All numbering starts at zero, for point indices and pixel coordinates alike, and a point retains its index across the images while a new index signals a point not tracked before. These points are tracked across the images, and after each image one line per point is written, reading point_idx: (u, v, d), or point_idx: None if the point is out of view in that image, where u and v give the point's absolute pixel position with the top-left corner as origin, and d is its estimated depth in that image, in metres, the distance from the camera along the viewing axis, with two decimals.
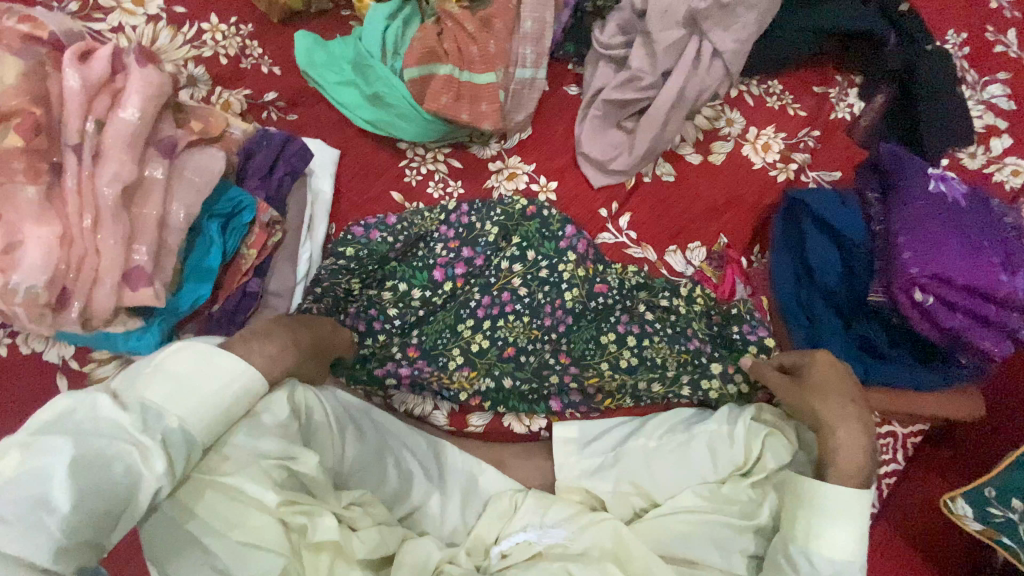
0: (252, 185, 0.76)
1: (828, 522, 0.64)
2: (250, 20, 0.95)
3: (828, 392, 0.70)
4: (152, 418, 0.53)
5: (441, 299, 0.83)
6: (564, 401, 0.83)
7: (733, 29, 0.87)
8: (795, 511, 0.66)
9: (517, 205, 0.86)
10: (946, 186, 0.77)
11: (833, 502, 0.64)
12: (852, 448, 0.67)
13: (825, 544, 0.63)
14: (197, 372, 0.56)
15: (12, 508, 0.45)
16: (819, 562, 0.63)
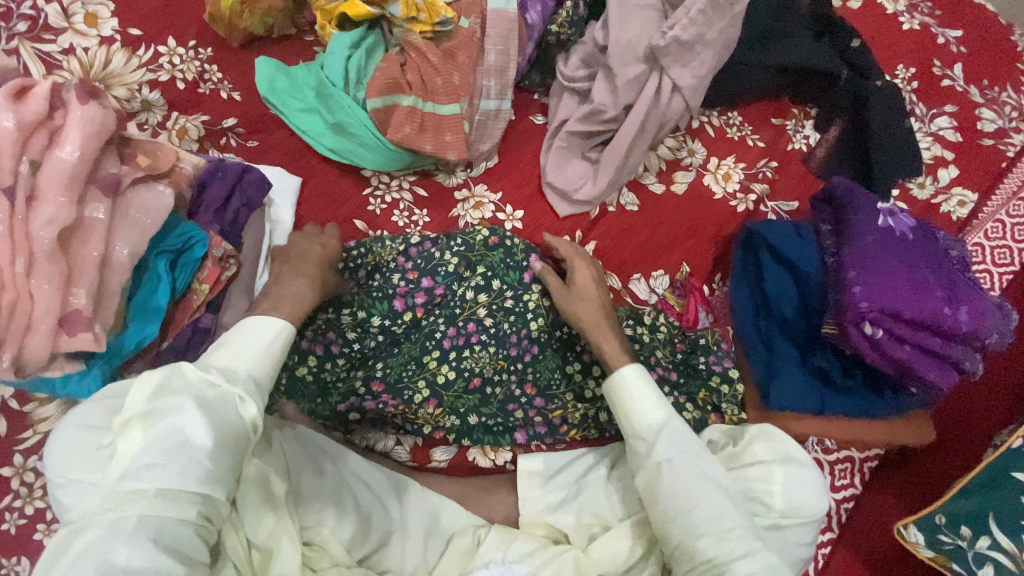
0: (206, 218, 0.73)
1: (627, 395, 0.68)
2: (209, 44, 0.93)
3: (584, 293, 0.79)
4: (234, 373, 0.54)
5: (403, 329, 0.80)
6: (529, 433, 0.83)
7: (692, 65, 0.89)
8: (618, 409, 0.69)
9: (479, 235, 0.84)
10: (893, 221, 0.80)
11: (633, 383, 0.69)
12: (608, 338, 0.75)
13: (640, 418, 0.67)
14: (250, 337, 0.57)
15: (159, 463, 0.47)
16: (642, 435, 0.66)
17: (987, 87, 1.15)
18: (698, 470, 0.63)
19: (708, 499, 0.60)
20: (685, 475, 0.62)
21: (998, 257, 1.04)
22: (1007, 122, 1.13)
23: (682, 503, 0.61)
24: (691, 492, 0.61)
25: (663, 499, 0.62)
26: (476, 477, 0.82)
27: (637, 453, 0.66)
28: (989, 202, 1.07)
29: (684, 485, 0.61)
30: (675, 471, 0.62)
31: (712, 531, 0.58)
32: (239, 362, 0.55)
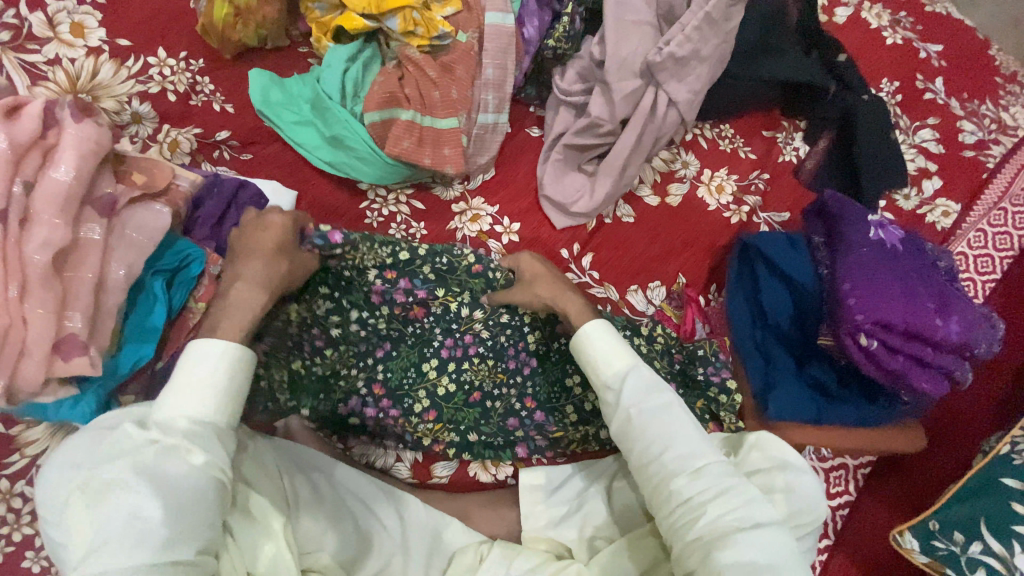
0: (201, 235, 0.72)
1: (594, 346, 0.66)
2: (201, 56, 0.92)
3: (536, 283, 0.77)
4: (179, 427, 0.52)
5: (384, 324, 0.78)
6: (530, 447, 0.83)
7: (687, 80, 0.90)
8: (583, 365, 0.67)
9: (465, 258, 0.81)
10: (884, 233, 0.82)
11: (595, 338, 0.66)
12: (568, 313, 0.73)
13: (604, 366, 0.65)
14: (192, 374, 0.54)
15: (115, 536, 0.46)
16: (611, 383, 0.64)
17: (967, 100, 1.19)
18: (671, 413, 0.61)
19: (681, 439, 0.59)
20: (656, 419, 0.60)
21: (980, 266, 1.07)
22: (987, 134, 1.16)
23: (656, 448, 0.59)
24: (663, 434, 0.60)
25: (636, 448, 0.61)
26: (478, 492, 0.82)
27: (607, 402, 0.64)
28: (972, 212, 1.10)
29: (656, 429, 0.60)
30: (645, 417, 0.61)
31: (686, 470, 0.58)
32: (183, 413, 0.53)
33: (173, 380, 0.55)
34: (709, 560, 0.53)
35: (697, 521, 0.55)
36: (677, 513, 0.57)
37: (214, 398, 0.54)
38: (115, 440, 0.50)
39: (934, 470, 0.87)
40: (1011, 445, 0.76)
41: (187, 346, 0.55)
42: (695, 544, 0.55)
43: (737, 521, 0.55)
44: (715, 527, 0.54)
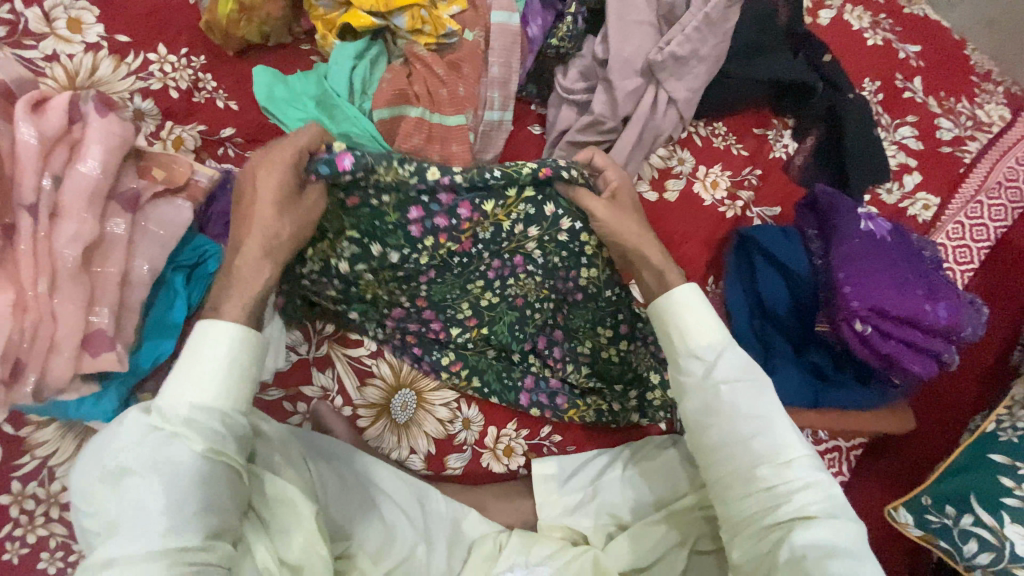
0: (216, 231, 0.73)
1: (682, 321, 0.67)
2: (202, 52, 0.91)
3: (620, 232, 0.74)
4: (180, 412, 0.51)
5: (424, 254, 0.75)
6: (532, 396, 0.84)
7: (686, 79, 0.94)
8: (667, 340, 0.68)
9: (526, 169, 0.72)
10: (873, 224, 0.86)
11: (686, 313, 0.66)
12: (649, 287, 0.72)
13: (697, 337, 0.66)
14: (195, 353, 0.52)
15: (126, 524, 0.48)
16: (698, 358, 0.65)
17: (944, 98, 1.25)
18: (760, 395, 0.63)
19: (771, 425, 0.61)
20: (745, 398, 0.62)
21: (958, 256, 1.13)
22: (962, 131, 1.23)
23: (745, 429, 0.61)
24: (754, 417, 0.61)
25: (717, 427, 0.62)
26: (491, 483, 0.83)
27: (691, 375, 0.65)
28: (950, 205, 1.16)
29: (740, 409, 0.62)
30: (734, 398, 0.62)
31: (773, 457, 0.60)
32: (185, 397, 0.52)
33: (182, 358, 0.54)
34: (785, 543, 0.56)
35: (782, 507, 0.58)
36: (760, 498, 0.59)
37: (217, 380, 0.53)
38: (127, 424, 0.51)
39: (918, 447, 0.94)
40: (996, 423, 0.82)
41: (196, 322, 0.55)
42: (772, 528, 0.58)
43: (817, 511, 0.57)
44: (798, 514, 0.57)
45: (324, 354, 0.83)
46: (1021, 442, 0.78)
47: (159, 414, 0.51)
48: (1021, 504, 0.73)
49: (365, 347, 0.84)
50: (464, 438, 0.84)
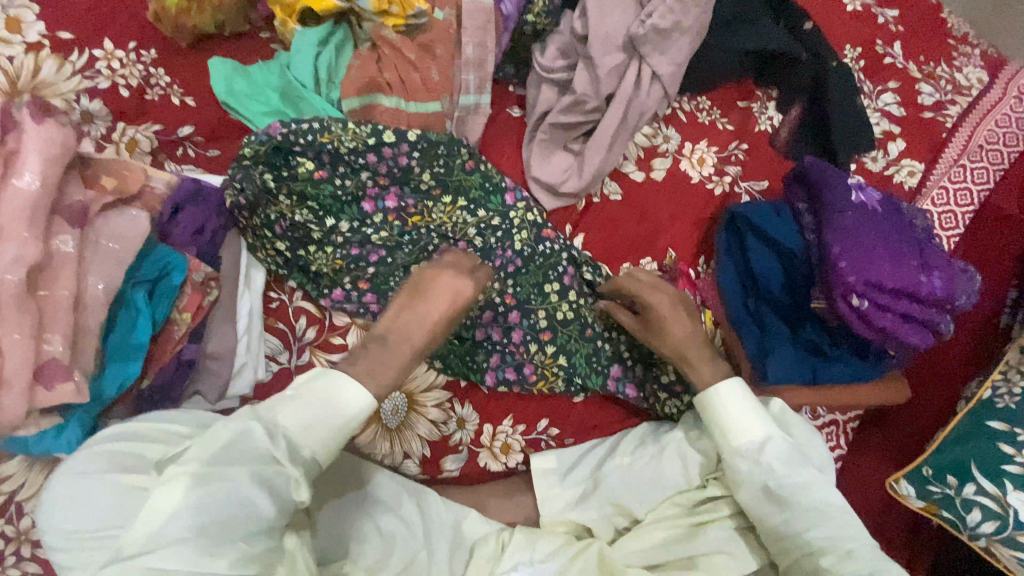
0: (180, 241, 0.70)
1: (728, 415, 0.70)
2: (152, 45, 0.84)
3: (667, 332, 0.76)
4: (300, 451, 0.55)
5: (373, 231, 0.80)
6: (498, 375, 0.83)
7: (670, 52, 0.90)
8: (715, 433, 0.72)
9: (460, 157, 0.83)
10: (863, 196, 0.85)
11: (726, 406, 0.71)
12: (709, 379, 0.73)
13: (737, 435, 0.70)
14: (325, 403, 0.56)
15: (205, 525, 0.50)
16: (746, 456, 0.69)
17: (923, 63, 1.25)
18: (807, 482, 0.67)
19: (814, 509, 0.65)
20: (789, 485, 0.67)
21: (944, 221, 1.13)
22: (943, 96, 1.23)
23: (793, 520, 0.66)
24: (801, 500, 0.66)
25: (776, 515, 0.67)
26: (488, 483, 0.81)
27: (740, 474, 0.69)
28: (935, 169, 1.16)
29: (787, 501, 0.66)
30: (783, 487, 0.67)
31: (820, 536, 0.64)
32: (304, 434, 0.55)
33: (304, 393, 0.56)
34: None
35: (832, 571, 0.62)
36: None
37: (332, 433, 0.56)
38: (237, 436, 0.53)
39: (906, 417, 0.96)
40: (992, 389, 0.81)
41: (325, 372, 0.57)
42: None
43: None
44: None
45: (306, 362, 0.78)
46: (1018, 408, 0.78)
47: (280, 436, 0.54)
48: (1022, 471, 0.74)
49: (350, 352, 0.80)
50: (459, 439, 0.81)
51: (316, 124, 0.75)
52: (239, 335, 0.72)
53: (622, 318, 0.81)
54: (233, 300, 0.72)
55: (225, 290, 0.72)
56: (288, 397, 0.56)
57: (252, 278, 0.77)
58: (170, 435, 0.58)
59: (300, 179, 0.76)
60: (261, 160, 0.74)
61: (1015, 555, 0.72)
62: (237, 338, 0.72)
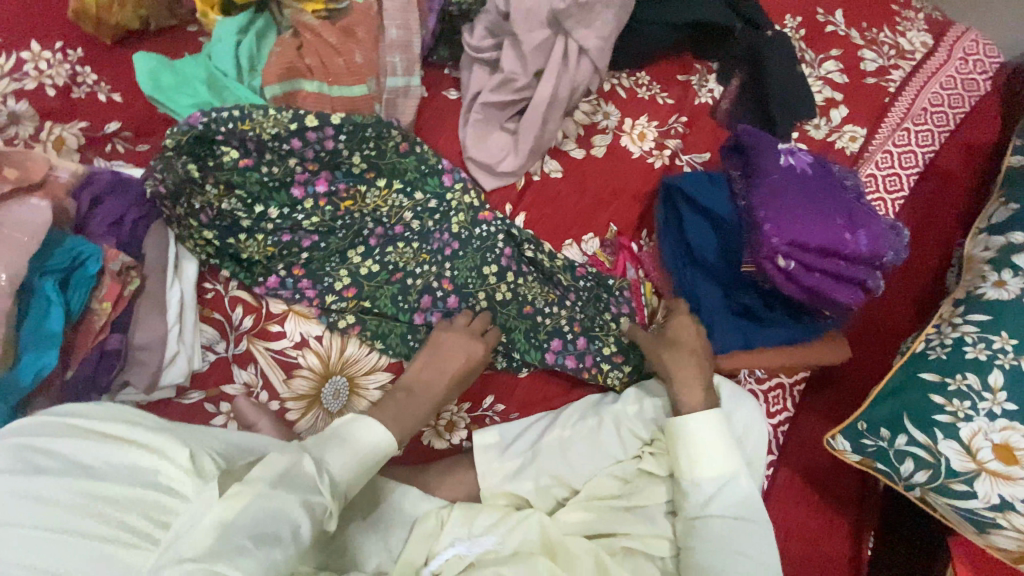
0: (97, 232, 0.72)
1: (695, 443, 0.72)
2: (77, 44, 0.84)
3: (675, 345, 0.79)
4: (335, 483, 0.59)
5: (307, 219, 0.82)
6: None
7: (595, 26, 0.91)
8: (677, 453, 0.73)
9: (392, 140, 0.84)
10: (794, 159, 0.85)
11: (702, 432, 0.73)
12: (691, 392, 0.76)
13: (702, 467, 0.72)
14: (367, 445, 0.64)
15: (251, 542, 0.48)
16: (700, 486, 0.71)
17: (866, 30, 1.27)
18: (750, 526, 0.68)
19: (748, 546, 0.67)
20: (731, 518, 0.69)
21: (889, 184, 1.13)
22: (886, 61, 1.24)
23: (718, 556, 0.67)
24: (737, 533, 0.68)
25: (701, 552, 0.68)
26: (434, 461, 0.81)
27: (690, 499, 0.71)
28: (877, 134, 1.17)
29: (721, 539, 0.67)
30: (724, 521, 0.68)
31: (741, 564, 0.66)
32: (340, 469, 0.61)
33: (352, 439, 0.64)
34: None
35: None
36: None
37: (356, 473, 0.62)
38: (294, 465, 0.55)
39: (846, 378, 0.99)
40: (925, 342, 0.82)
41: (373, 420, 0.66)
42: None
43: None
44: None
45: (243, 351, 0.78)
46: (949, 358, 0.78)
47: (323, 470, 0.58)
48: (952, 420, 0.74)
49: (287, 339, 0.80)
50: None
51: (236, 112, 0.75)
52: (170, 324, 0.71)
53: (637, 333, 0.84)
54: (161, 289, 0.72)
55: (151, 280, 0.72)
56: (338, 438, 0.63)
57: (184, 270, 0.77)
58: (88, 431, 0.52)
59: (226, 170, 0.76)
60: (183, 151, 0.74)
61: (951, 504, 0.73)
62: (166, 326, 0.71)
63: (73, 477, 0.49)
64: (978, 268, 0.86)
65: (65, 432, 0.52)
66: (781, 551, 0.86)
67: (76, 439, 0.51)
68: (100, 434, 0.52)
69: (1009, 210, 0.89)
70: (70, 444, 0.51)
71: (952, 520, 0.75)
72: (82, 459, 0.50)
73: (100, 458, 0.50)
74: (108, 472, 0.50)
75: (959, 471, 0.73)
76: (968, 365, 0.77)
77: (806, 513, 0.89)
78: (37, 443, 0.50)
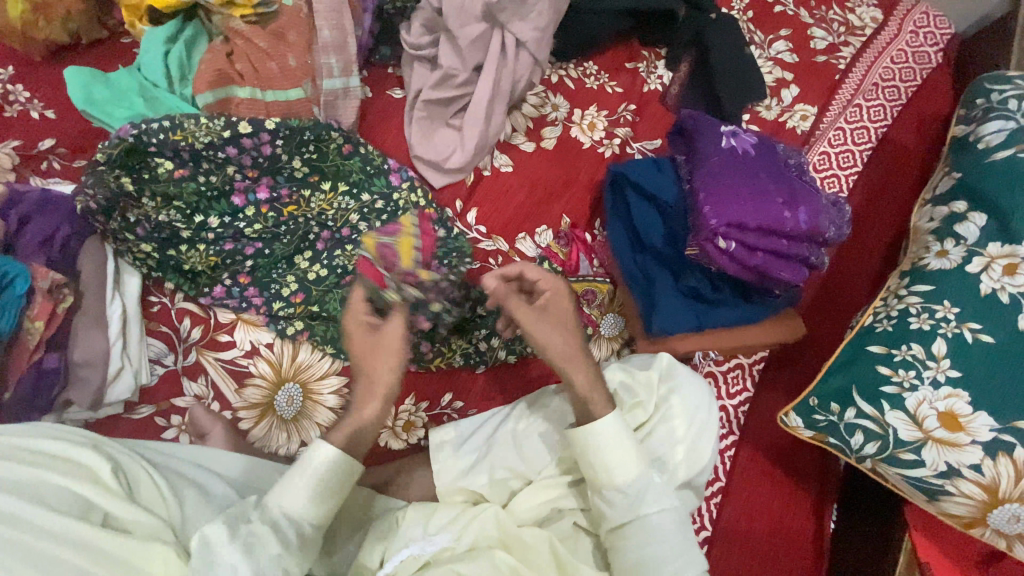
0: (27, 251, 0.70)
1: (606, 448, 0.68)
2: (7, 62, 0.83)
3: (558, 329, 0.73)
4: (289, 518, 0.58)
5: (250, 226, 0.81)
6: None
7: (531, 18, 0.92)
8: (586, 462, 0.69)
9: (333, 142, 0.84)
10: (736, 141, 0.86)
11: (606, 437, 0.68)
12: (588, 385, 0.71)
13: (614, 473, 0.67)
14: (315, 470, 0.60)
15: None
16: (615, 491, 0.67)
17: (815, 8, 1.27)
18: (673, 516, 0.67)
19: (669, 544, 0.64)
20: (649, 518, 0.65)
21: (842, 161, 1.14)
22: (836, 38, 1.24)
23: (653, 546, 0.64)
24: (658, 531, 0.65)
25: (634, 548, 0.65)
26: (392, 461, 0.82)
27: (613, 505, 0.67)
28: (828, 112, 1.17)
29: (651, 529, 0.65)
30: (645, 521, 0.65)
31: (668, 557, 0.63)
32: (290, 505, 0.58)
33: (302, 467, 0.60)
34: None
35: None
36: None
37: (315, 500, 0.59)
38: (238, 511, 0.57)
39: (804, 355, 1.00)
40: (873, 316, 0.83)
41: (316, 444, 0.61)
42: None
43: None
44: None
45: (193, 362, 0.78)
46: (896, 330, 0.79)
47: (266, 510, 0.57)
48: (898, 391, 0.75)
49: (238, 348, 0.80)
50: None
51: (167, 121, 0.74)
52: (110, 341, 0.71)
53: (510, 303, 0.73)
54: (99, 306, 0.72)
55: (88, 296, 0.71)
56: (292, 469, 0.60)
57: (126, 284, 0.77)
58: (21, 454, 0.56)
59: (161, 181, 0.76)
60: (116, 163, 0.73)
61: (900, 473, 0.74)
62: (107, 344, 0.71)
63: (11, 494, 0.51)
64: (923, 240, 0.86)
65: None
66: (745, 530, 0.87)
67: (9, 461, 0.54)
68: (34, 457, 0.56)
69: (953, 179, 0.89)
70: (3, 466, 0.53)
71: (904, 489, 0.76)
72: (17, 480, 0.53)
73: (46, 478, 0.54)
74: (45, 492, 0.53)
75: (907, 440, 0.73)
76: (913, 335, 0.77)
77: (770, 492, 0.90)
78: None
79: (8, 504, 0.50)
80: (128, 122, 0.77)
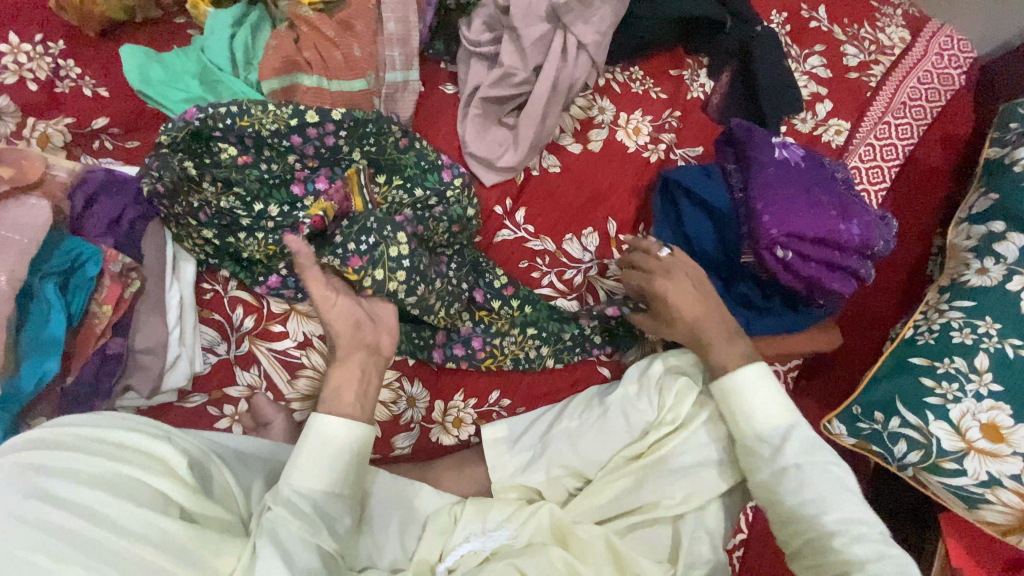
0: (94, 232, 0.70)
1: (749, 395, 0.72)
2: (58, 36, 0.81)
3: (683, 306, 0.77)
4: (306, 496, 0.59)
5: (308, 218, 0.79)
6: (447, 351, 0.84)
7: (593, 21, 0.93)
8: (732, 414, 0.73)
9: (391, 136, 0.81)
10: (787, 152, 0.87)
11: (749, 389, 0.72)
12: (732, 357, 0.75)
13: (761, 421, 0.71)
14: (324, 449, 0.60)
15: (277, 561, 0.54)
16: (765, 440, 0.70)
17: (848, 25, 1.30)
18: (828, 472, 0.67)
19: (836, 500, 0.65)
20: (809, 468, 0.67)
21: (872, 176, 1.17)
22: (867, 56, 1.27)
23: (812, 492, 0.65)
24: (817, 487, 0.66)
25: (791, 496, 0.66)
26: (444, 456, 0.82)
27: (760, 456, 0.70)
28: (861, 128, 1.20)
29: (808, 477, 0.66)
30: (804, 472, 0.67)
31: (833, 511, 0.64)
32: (305, 483, 0.59)
33: (304, 452, 0.60)
34: (828, 549, 0.62)
35: (834, 532, 0.62)
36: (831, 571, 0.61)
37: (329, 472, 0.60)
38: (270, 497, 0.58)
39: (832, 366, 1.03)
40: (914, 328, 0.86)
41: (313, 421, 0.61)
42: (823, 559, 0.62)
43: None
44: (833, 539, 0.62)
45: (245, 352, 0.76)
46: (938, 343, 0.82)
47: (285, 497, 0.58)
48: (941, 402, 0.78)
49: (290, 339, 0.77)
50: (410, 417, 0.82)
51: (235, 107, 0.73)
52: (170, 328, 0.70)
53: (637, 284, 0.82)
54: (160, 292, 0.71)
55: (150, 283, 0.71)
56: (297, 450, 0.60)
57: (181, 268, 0.75)
58: (94, 445, 0.53)
59: (224, 167, 0.75)
60: (179, 147, 0.72)
61: (940, 482, 0.77)
62: (167, 331, 0.70)
63: (99, 490, 0.50)
64: (960, 257, 0.89)
65: (68, 445, 0.52)
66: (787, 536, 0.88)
67: (80, 452, 0.52)
68: (112, 448, 0.54)
69: (989, 200, 0.91)
70: (79, 458, 0.51)
71: (942, 497, 0.78)
72: (91, 472, 0.51)
73: (122, 471, 0.53)
74: (124, 485, 0.52)
75: (949, 450, 0.76)
76: (956, 349, 0.80)
77: None
78: (36, 454, 0.50)
79: (95, 501, 0.49)
80: (192, 106, 0.76)
